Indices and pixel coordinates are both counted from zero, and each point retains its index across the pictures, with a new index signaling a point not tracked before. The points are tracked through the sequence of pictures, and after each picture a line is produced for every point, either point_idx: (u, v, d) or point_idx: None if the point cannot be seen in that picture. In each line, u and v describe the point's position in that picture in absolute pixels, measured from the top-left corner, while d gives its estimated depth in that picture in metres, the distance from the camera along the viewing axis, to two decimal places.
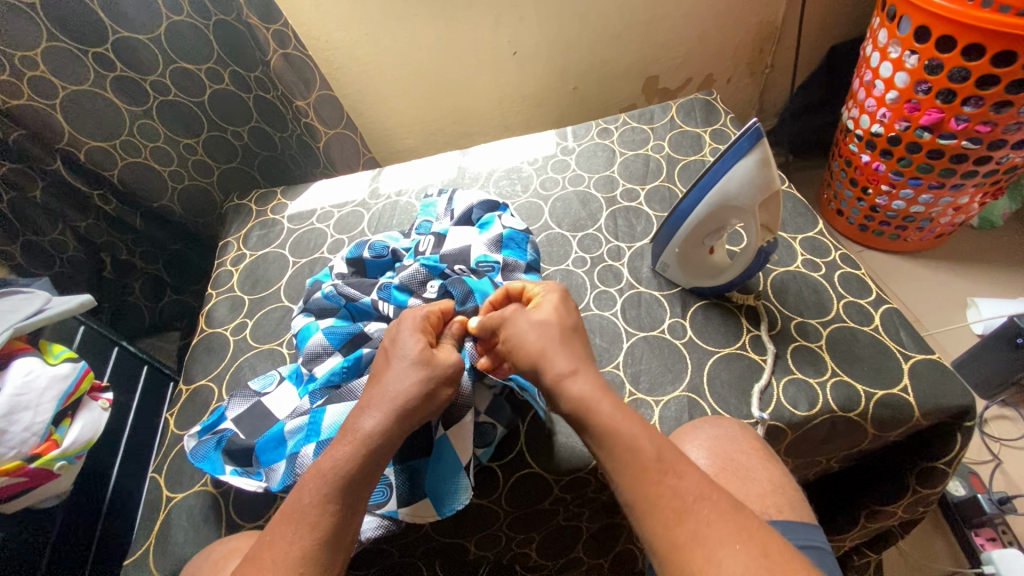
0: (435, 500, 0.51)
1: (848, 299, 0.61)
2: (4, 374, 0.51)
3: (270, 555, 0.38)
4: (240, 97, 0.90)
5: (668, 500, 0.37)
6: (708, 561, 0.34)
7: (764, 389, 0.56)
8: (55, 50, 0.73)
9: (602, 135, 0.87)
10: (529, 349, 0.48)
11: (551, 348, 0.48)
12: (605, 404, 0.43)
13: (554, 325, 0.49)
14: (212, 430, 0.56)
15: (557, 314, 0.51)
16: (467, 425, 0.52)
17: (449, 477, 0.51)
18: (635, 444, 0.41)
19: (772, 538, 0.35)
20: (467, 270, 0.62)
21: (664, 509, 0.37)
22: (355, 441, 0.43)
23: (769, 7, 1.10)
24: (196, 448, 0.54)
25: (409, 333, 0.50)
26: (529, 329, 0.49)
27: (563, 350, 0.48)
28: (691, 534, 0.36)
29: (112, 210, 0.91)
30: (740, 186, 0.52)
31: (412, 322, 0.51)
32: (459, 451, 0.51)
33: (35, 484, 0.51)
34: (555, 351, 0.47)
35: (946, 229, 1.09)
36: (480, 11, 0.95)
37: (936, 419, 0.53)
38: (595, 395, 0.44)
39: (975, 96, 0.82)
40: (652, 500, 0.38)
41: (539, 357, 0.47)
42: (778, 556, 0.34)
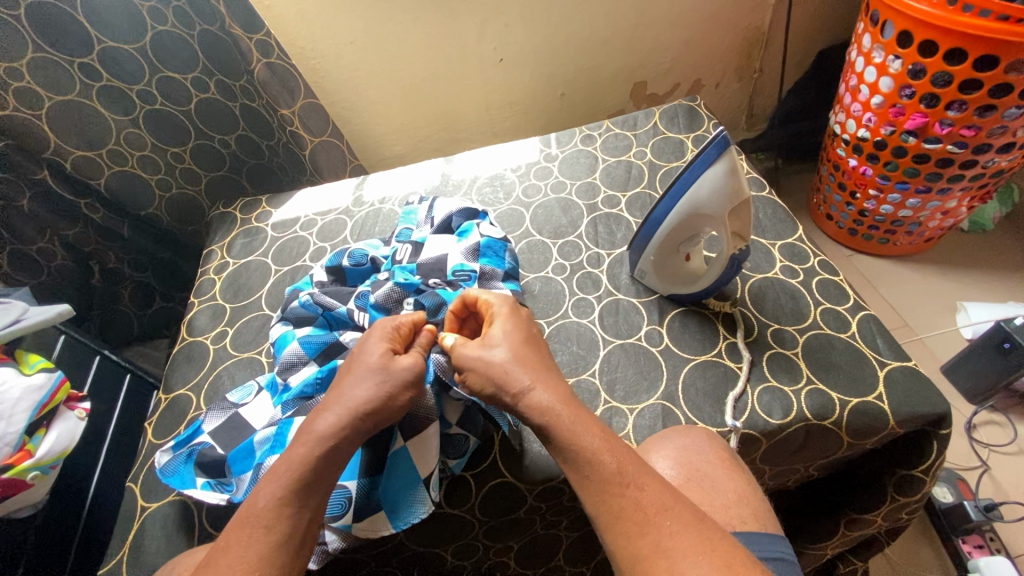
0: (395, 513, 0.51)
1: (825, 306, 0.61)
2: None
3: (227, 561, 0.38)
4: (226, 105, 0.90)
5: (627, 520, 0.37)
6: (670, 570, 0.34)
7: (738, 397, 0.55)
8: (40, 61, 0.74)
9: (585, 141, 0.87)
10: (493, 362, 0.47)
11: (513, 363, 0.47)
12: (565, 414, 0.43)
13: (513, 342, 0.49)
14: (186, 444, 0.56)
15: (516, 335, 0.50)
16: (429, 436, 0.52)
17: (407, 490, 0.51)
18: (600, 450, 0.40)
19: (733, 548, 0.35)
20: (443, 282, 0.63)
21: (626, 523, 0.37)
22: (319, 453, 0.43)
23: (756, 12, 1.10)
24: (165, 465, 0.54)
25: (375, 341, 0.51)
26: (489, 347, 0.48)
27: (525, 366, 0.47)
28: (655, 546, 0.36)
29: (100, 218, 0.91)
30: (709, 194, 0.52)
31: (378, 333, 0.52)
32: (418, 464, 0.51)
33: (7, 495, 0.51)
34: (514, 367, 0.46)
35: (934, 233, 1.08)
36: (465, 18, 0.96)
37: (910, 427, 0.53)
38: (555, 407, 0.43)
39: (959, 100, 0.82)
40: (620, 503, 0.38)
41: (500, 371, 0.46)
42: (740, 570, 0.34)
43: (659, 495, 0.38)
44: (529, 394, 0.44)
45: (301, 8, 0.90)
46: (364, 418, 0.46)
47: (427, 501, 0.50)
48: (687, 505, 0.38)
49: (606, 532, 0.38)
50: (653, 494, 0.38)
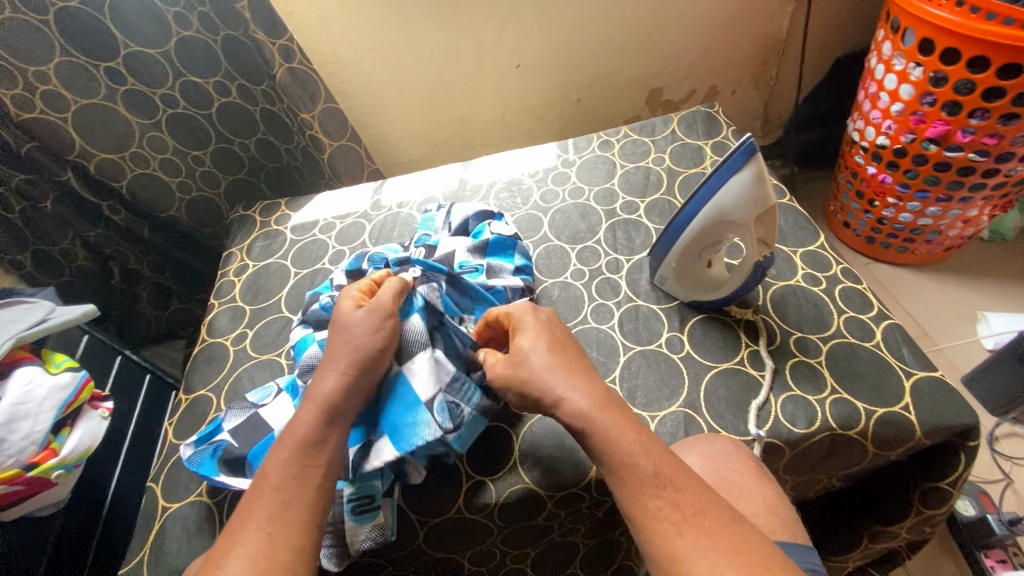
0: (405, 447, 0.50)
1: (848, 315, 0.60)
2: (5, 384, 0.51)
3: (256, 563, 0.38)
4: (248, 110, 0.91)
5: (664, 519, 0.38)
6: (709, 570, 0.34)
7: (761, 405, 0.55)
8: (68, 64, 0.75)
9: (603, 147, 0.87)
10: (528, 368, 0.45)
11: (550, 368, 0.45)
12: (603, 414, 0.42)
13: (542, 350, 0.46)
14: (208, 440, 0.57)
15: (545, 339, 0.48)
16: (424, 361, 0.52)
17: (411, 415, 0.51)
18: (630, 455, 0.40)
19: (771, 553, 0.35)
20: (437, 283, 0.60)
21: (656, 530, 0.38)
22: None
23: (773, 19, 1.10)
24: (193, 454, 0.55)
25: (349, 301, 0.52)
26: (523, 355, 0.46)
27: (562, 371, 0.45)
28: (692, 546, 0.36)
29: (121, 220, 0.93)
30: (734, 202, 0.52)
31: (348, 300, 0.52)
32: (418, 386, 0.51)
33: (32, 492, 0.51)
34: (552, 370, 0.45)
35: (954, 242, 1.07)
36: (483, 23, 0.96)
37: (938, 437, 0.52)
38: (596, 407, 0.43)
39: (980, 108, 0.81)
40: (655, 512, 0.38)
41: (536, 378, 0.45)
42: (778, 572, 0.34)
43: (700, 495, 0.38)
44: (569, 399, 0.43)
45: (322, 14, 0.91)
46: (361, 373, 0.48)
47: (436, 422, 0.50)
48: (727, 508, 0.38)
49: (640, 534, 0.38)
50: (693, 493, 0.38)
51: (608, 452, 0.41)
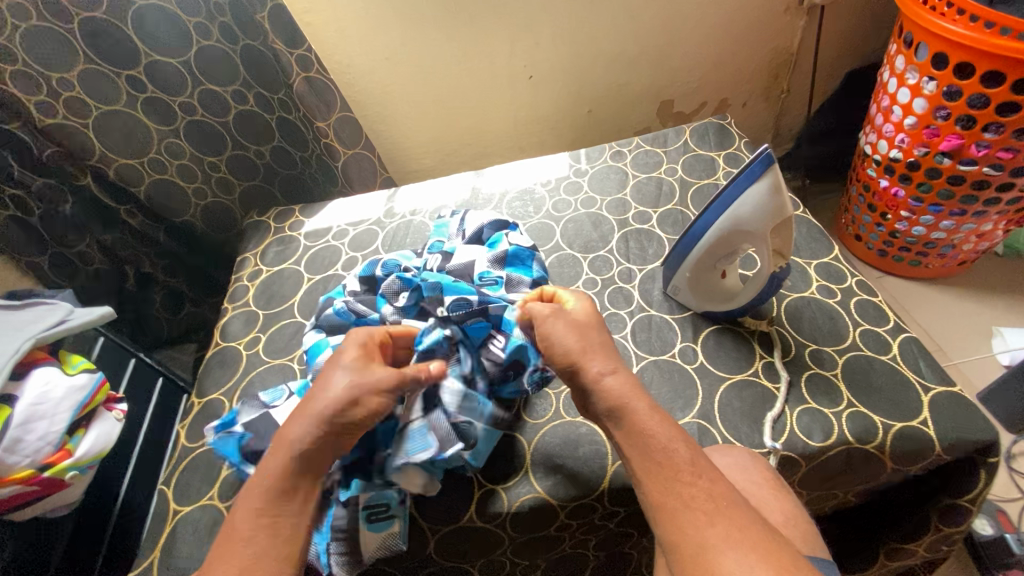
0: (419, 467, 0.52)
1: (864, 327, 0.60)
2: (23, 384, 0.52)
3: None
4: (264, 118, 0.93)
5: (696, 509, 0.37)
6: (737, 565, 0.34)
7: (776, 418, 0.54)
8: (90, 72, 0.77)
9: (615, 158, 0.87)
10: (570, 344, 0.46)
11: (589, 346, 0.46)
12: (640, 401, 0.43)
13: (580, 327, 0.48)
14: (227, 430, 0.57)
15: (583, 317, 0.49)
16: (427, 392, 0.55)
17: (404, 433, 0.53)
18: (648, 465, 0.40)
19: (798, 558, 0.34)
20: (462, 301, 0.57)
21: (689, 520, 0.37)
22: None
23: (785, 33, 1.11)
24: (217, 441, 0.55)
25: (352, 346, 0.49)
26: (566, 329, 0.48)
27: (600, 351, 0.46)
28: (721, 537, 0.35)
29: (136, 223, 0.95)
30: (752, 211, 0.52)
31: (351, 345, 0.49)
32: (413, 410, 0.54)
33: (46, 493, 0.51)
34: (592, 349, 0.46)
35: (969, 256, 1.06)
36: (497, 35, 0.97)
37: (957, 453, 0.51)
38: (620, 400, 0.43)
39: (995, 122, 0.81)
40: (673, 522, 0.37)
41: (575, 354, 0.46)
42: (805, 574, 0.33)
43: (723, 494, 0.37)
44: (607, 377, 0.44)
45: (340, 25, 0.92)
46: (334, 420, 0.44)
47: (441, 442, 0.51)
48: (748, 511, 0.37)
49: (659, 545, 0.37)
50: (715, 497, 0.38)
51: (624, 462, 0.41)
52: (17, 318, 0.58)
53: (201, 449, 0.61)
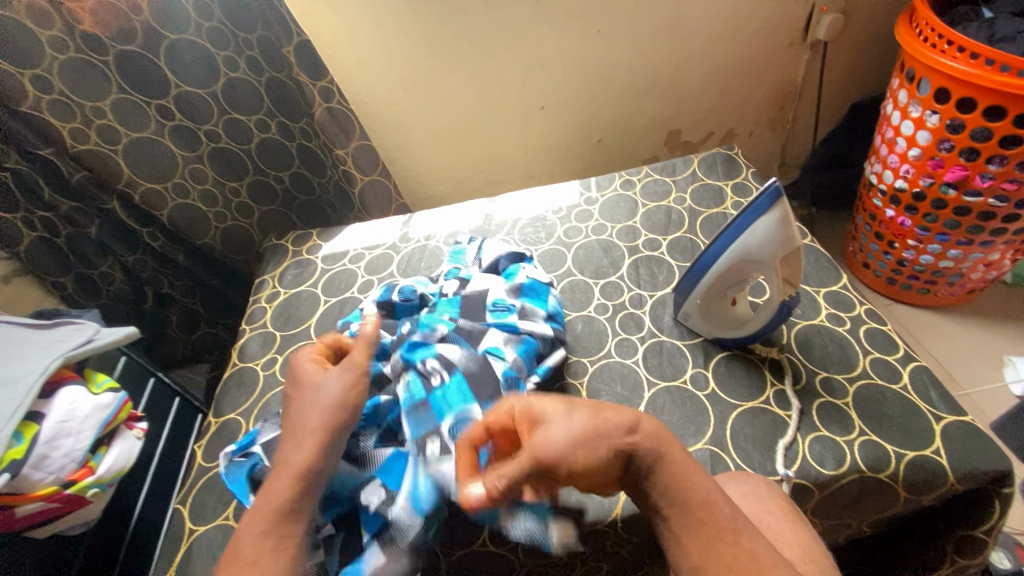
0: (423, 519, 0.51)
1: (874, 356, 0.61)
2: (50, 402, 0.53)
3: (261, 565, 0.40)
4: (285, 145, 0.96)
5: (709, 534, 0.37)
6: None
7: (788, 446, 0.55)
8: (123, 101, 0.82)
9: (624, 186, 0.89)
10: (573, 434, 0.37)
11: (594, 434, 0.37)
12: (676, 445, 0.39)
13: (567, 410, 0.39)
14: (243, 451, 0.58)
15: (565, 401, 0.41)
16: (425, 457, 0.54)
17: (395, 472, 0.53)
18: None
19: None
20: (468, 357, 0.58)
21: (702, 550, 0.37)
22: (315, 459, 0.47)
23: (789, 67, 1.14)
24: (230, 470, 0.56)
25: (306, 361, 0.55)
26: (560, 420, 0.38)
27: (612, 437, 0.38)
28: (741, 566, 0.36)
29: (159, 245, 0.97)
30: (761, 242, 0.53)
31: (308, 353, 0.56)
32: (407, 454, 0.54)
33: (68, 510, 0.52)
34: (605, 418, 0.39)
35: (977, 285, 1.07)
36: (510, 68, 1.01)
37: (972, 483, 0.51)
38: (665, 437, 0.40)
39: (998, 155, 0.83)
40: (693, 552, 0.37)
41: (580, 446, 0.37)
42: None
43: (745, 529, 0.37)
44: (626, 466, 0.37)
45: (361, 59, 0.96)
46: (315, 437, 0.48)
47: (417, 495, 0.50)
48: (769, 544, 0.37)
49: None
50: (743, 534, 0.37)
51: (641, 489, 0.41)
52: (44, 338, 0.59)
53: (218, 468, 0.62)
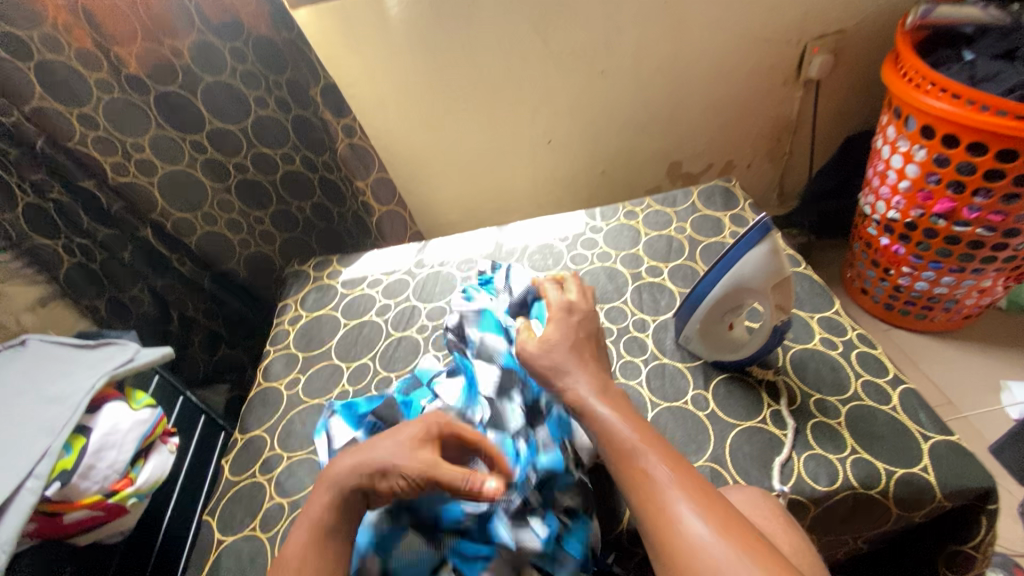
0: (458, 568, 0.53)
1: (865, 378, 0.64)
2: (96, 419, 0.57)
3: None
4: (307, 177, 1.03)
5: None
6: None
7: (784, 463, 0.58)
8: (160, 137, 0.88)
9: (628, 216, 0.94)
10: (550, 362, 0.55)
11: (565, 364, 0.54)
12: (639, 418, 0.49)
13: (562, 343, 0.57)
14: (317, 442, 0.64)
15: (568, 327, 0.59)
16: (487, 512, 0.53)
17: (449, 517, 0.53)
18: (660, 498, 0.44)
19: None
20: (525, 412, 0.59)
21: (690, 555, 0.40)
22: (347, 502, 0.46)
23: (785, 103, 1.20)
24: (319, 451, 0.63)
25: (414, 427, 0.49)
26: (545, 343, 0.57)
27: (578, 370, 0.54)
28: None
29: (186, 270, 1.03)
30: (753, 271, 0.57)
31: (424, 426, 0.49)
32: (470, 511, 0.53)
33: (108, 519, 0.55)
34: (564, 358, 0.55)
35: (972, 311, 1.10)
36: (519, 105, 1.08)
37: (959, 500, 0.54)
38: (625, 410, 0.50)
39: (984, 188, 0.88)
40: None
41: (554, 369, 0.54)
42: None
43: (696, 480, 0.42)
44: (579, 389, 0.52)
45: (380, 97, 1.03)
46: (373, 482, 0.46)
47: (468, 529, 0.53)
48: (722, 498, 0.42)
49: None
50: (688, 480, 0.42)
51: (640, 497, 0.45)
52: (91, 356, 0.63)
53: (244, 482, 0.66)
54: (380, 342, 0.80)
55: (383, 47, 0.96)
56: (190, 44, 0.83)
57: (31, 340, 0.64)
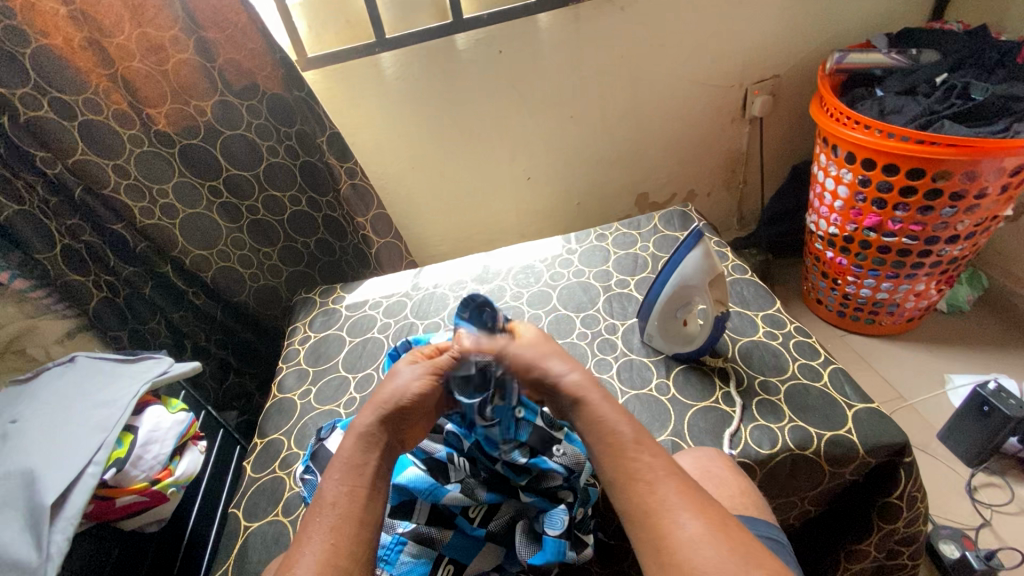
0: (457, 545, 0.61)
1: (801, 361, 0.75)
2: (140, 419, 0.67)
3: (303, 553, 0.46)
4: (312, 215, 1.15)
5: (650, 506, 0.46)
6: (706, 560, 0.41)
7: (734, 432, 0.68)
8: (182, 184, 0.99)
9: (598, 239, 1.07)
10: (529, 356, 0.57)
11: (544, 358, 0.57)
12: (650, 448, 0.49)
13: (536, 342, 0.60)
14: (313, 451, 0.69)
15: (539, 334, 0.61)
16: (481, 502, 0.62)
17: (437, 492, 0.62)
18: (643, 492, 0.46)
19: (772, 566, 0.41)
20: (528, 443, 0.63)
21: (653, 528, 0.44)
22: (360, 431, 0.54)
23: (735, 138, 1.36)
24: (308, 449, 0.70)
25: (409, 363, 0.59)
26: (523, 345, 0.59)
27: (615, 413, 0.52)
28: (698, 535, 0.42)
29: (200, 302, 1.11)
30: (693, 272, 0.70)
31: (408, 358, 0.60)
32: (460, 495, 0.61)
33: (151, 505, 0.63)
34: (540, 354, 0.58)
35: (914, 313, 1.22)
36: (500, 148, 1.23)
37: (880, 455, 0.64)
38: (635, 434, 0.51)
39: (902, 203, 1.01)
40: (661, 532, 0.44)
41: (535, 363, 0.57)
42: (761, 563, 0.40)
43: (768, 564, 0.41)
44: (568, 377, 0.55)
45: (376, 143, 1.17)
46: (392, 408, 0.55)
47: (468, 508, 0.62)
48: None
49: (651, 550, 0.44)
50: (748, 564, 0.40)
51: (630, 486, 0.47)
52: (133, 368, 0.72)
53: (266, 477, 0.75)
54: (383, 354, 0.90)
55: (380, 101, 1.10)
56: (212, 104, 0.95)
57: (80, 357, 0.73)
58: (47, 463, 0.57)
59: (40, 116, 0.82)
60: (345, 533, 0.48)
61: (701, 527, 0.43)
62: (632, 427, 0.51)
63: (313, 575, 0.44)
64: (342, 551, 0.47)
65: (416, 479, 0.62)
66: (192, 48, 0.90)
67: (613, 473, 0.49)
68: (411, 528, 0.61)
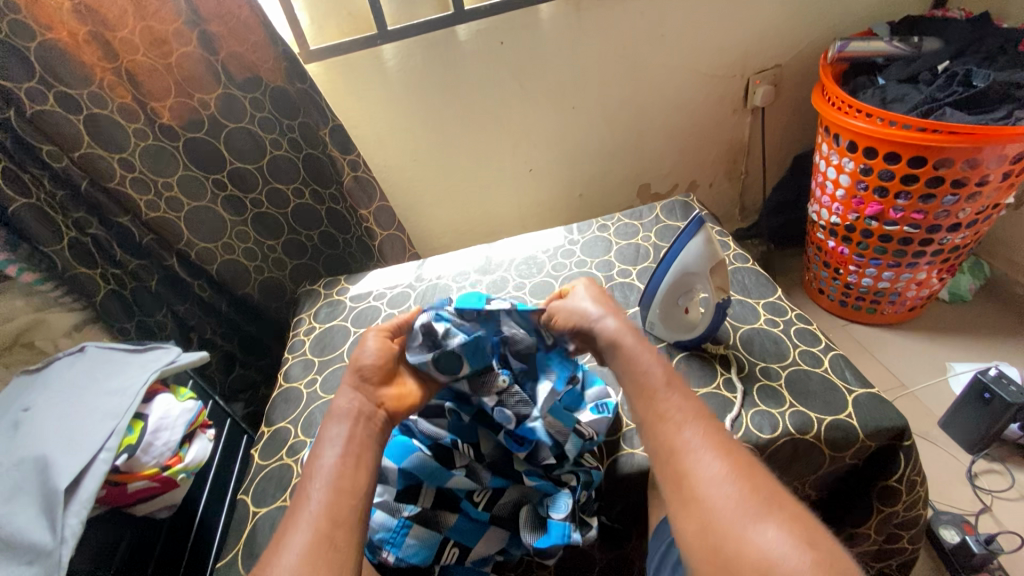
0: (462, 528, 0.62)
1: (802, 348, 0.76)
2: (150, 407, 0.68)
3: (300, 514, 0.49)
4: (316, 208, 1.16)
5: (675, 446, 0.49)
6: (723, 491, 0.44)
7: (735, 418, 0.68)
8: (187, 177, 1.00)
9: (601, 230, 1.07)
10: (580, 311, 0.66)
11: (589, 310, 0.66)
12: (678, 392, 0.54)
13: (590, 298, 0.68)
14: None
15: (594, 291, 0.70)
16: (485, 486, 0.63)
17: (441, 476, 0.62)
18: (668, 433, 0.50)
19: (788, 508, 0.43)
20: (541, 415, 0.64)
21: (675, 468, 0.48)
22: (339, 411, 0.59)
23: (737, 128, 1.36)
24: None
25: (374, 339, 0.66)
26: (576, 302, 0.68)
27: (650, 355, 0.58)
28: (718, 472, 0.46)
29: (206, 295, 1.12)
30: (695, 259, 0.70)
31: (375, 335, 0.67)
32: (464, 480, 0.63)
33: (162, 491, 0.65)
34: (589, 308, 0.66)
35: (915, 302, 1.23)
36: (502, 140, 1.23)
37: (879, 439, 0.65)
38: (667, 380, 0.55)
39: (904, 191, 1.01)
40: (681, 467, 0.47)
41: (580, 318, 0.65)
42: (776, 499, 0.43)
43: (782, 502, 0.43)
44: (607, 323, 0.63)
45: (379, 136, 1.17)
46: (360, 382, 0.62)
47: (472, 493, 0.63)
48: (811, 517, 0.43)
49: (671, 485, 0.47)
50: (761, 498, 0.43)
51: (656, 428, 0.51)
52: (142, 358, 0.73)
53: (273, 465, 0.76)
54: None
55: (382, 93, 1.10)
56: (215, 97, 0.96)
57: (90, 348, 0.74)
58: (61, 448, 0.58)
59: (46, 111, 0.83)
60: (341, 501, 0.50)
61: (721, 463, 0.46)
62: (664, 370, 0.56)
63: (306, 541, 0.46)
64: (327, 519, 0.49)
65: (420, 463, 0.63)
66: (195, 41, 0.90)
67: (641, 414, 0.54)
68: (416, 511, 0.61)
